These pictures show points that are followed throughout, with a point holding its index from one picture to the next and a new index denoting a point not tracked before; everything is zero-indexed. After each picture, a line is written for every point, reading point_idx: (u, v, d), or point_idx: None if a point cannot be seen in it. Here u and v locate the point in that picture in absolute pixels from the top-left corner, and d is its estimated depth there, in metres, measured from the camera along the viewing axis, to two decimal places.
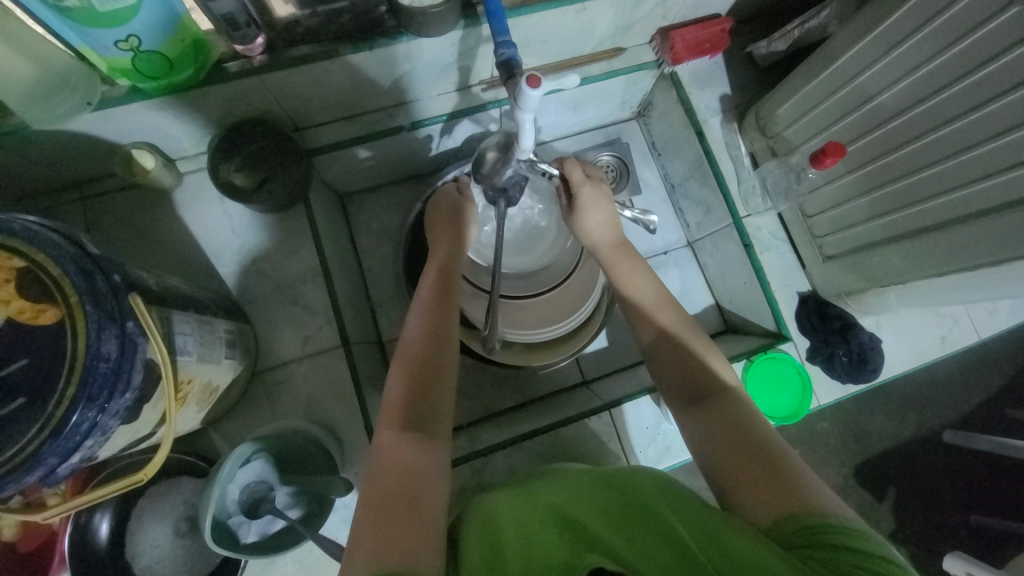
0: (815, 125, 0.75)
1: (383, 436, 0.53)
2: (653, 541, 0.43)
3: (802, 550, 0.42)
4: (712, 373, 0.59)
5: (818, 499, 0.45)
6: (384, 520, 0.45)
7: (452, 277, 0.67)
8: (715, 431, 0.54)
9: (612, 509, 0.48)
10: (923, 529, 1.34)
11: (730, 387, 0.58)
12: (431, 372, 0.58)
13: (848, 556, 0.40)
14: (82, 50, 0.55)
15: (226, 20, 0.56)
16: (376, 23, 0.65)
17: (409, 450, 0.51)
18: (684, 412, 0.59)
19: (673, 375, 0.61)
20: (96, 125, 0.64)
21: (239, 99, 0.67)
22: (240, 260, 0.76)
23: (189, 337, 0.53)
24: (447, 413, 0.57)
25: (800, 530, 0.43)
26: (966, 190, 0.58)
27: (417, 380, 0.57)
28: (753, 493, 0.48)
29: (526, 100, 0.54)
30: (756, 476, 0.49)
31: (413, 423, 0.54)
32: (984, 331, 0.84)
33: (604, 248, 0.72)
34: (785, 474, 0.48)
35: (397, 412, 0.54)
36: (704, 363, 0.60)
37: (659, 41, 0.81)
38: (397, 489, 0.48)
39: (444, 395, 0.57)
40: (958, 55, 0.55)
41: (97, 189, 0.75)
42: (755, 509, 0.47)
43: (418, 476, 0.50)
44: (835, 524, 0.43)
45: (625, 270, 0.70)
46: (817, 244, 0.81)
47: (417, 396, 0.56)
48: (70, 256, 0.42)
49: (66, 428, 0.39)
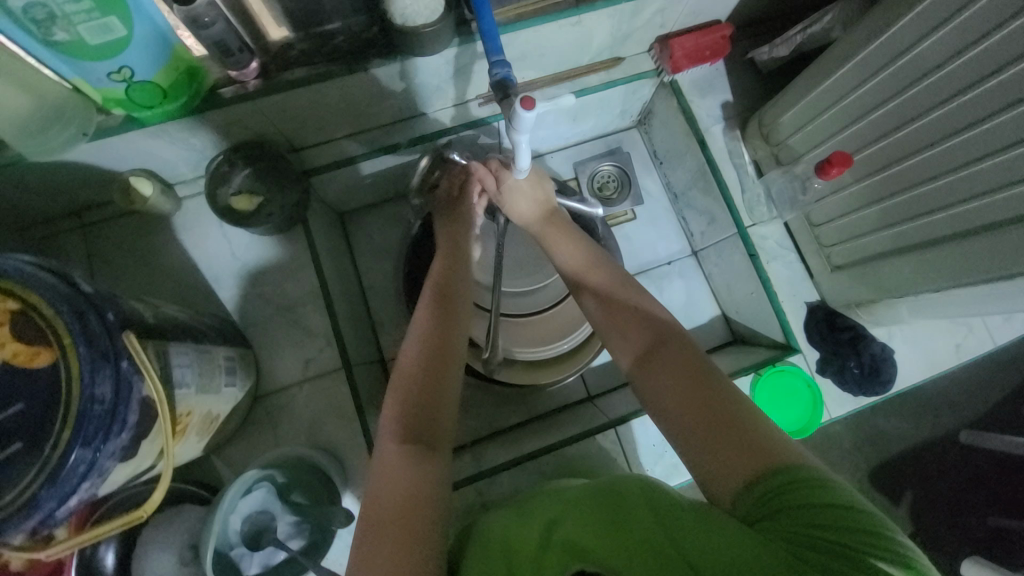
0: (820, 133, 0.73)
1: (383, 451, 0.51)
2: (640, 552, 0.45)
3: (767, 520, 0.42)
4: (662, 339, 0.57)
5: (779, 455, 0.45)
6: (388, 540, 0.45)
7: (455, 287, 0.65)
8: (671, 398, 0.52)
9: (600, 518, 0.49)
10: (941, 533, 1.31)
11: (688, 352, 0.55)
12: (435, 382, 0.56)
13: (811, 515, 0.41)
14: (76, 82, 0.55)
15: (218, 47, 0.55)
16: (369, 43, 0.65)
17: (410, 466, 0.50)
18: (639, 374, 0.56)
19: (626, 338, 0.59)
20: (93, 154, 0.64)
21: (235, 123, 0.67)
22: (241, 284, 0.76)
23: (187, 369, 0.53)
24: (451, 426, 0.55)
25: (765, 499, 0.44)
26: (979, 202, 0.56)
27: (420, 391, 0.55)
28: (723, 454, 0.47)
29: (521, 121, 0.53)
30: (723, 440, 0.48)
31: (415, 436, 0.52)
32: (999, 337, 0.81)
33: (535, 228, 0.72)
34: (750, 430, 0.47)
35: (398, 425, 0.53)
36: (651, 322, 0.59)
37: (658, 49, 0.80)
38: (400, 507, 0.47)
39: (449, 407, 0.56)
40: (969, 62, 0.53)
41: (96, 216, 0.75)
42: (720, 480, 0.47)
43: (421, 496, 0.48)
44: (796, 479, 0.43)
45: (557, 238, 0.70)
46: (825, 253, 0.79)
47: (419, 406, 0.54)
48: (62, 297, 0.41)
49: (63, 472, 0.39)
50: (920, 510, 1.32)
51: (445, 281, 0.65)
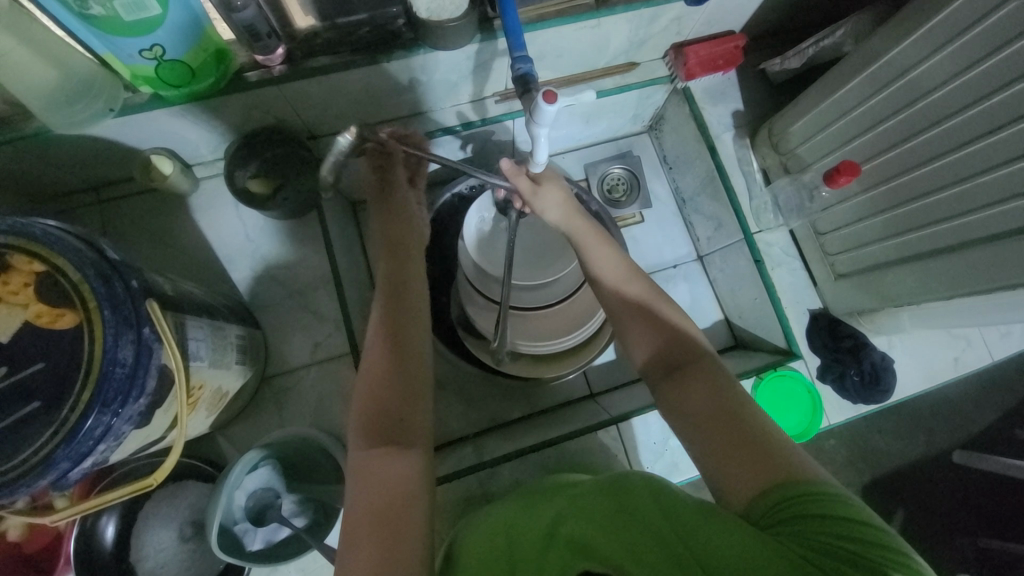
0: (828, 144, 0.75)
1: (357, 454, 0.51)
2: (644, 543, 0.44)
3: (781, 524, 0.43)
4: (685, 347, 0.60)
5: (794, 466, 0.47)
6: (367, 544, 0.46)
7: (409, 281, 0.62)
8: (691, 405, 0.55)
9: (605, 513, 0.49)
10: (933, 551, 1.32)
11: (707, 364, 0.58)
12: (398, 381, 0.55)
13: (826, 525, 0.42)
14: (106, 57, 0.56)
15: (248, 30, 0.57)
16: (394, 35, 0.66)
17: (383, 467, 0.50)
18: (660, 380, 0.59)
19: (646, 342, 0.61)
20: (117, 131, 0.65)
21: (258, 107, 0.69)
22: (253, 266, 0.77)
23: (201, 342, 0.53)
24: (422, 419, 0.55)
25: (777, 505, 0.45)
26: (983, 214, 0.58)
27: (383, 389, 0.54)
28: (735, 468, 0.49)
29: (542, 115, 0.54)
30: (736, 452, 0.50)
31: (383, 438, 0.52)
32: (997, 353, 0.83)
33: (572, 232, 0.68)
34: (760, 443, 0.49)
35: (361, 426, 0.52)
36: (673, 327, 0.61)
37: (673, 56, 0.82)
38: (377, 512, 0.47)
39: (415, 405, 0.55)
40: (977, 77, 0.54)
41: (114, 192, 0.77)
42: (734, 484, 0.49)
43: (395, 494, 0.49)
44: (812, 490, 0.44)
45: (593, 243, 0.67)
46: (830, 261, 0.81)
47: (381, 406, 0.54)
48: (88, 262, 0.42)
49: (81, 432, 0.40)
50: (912, 525, 1.32)
51: (394, 277, 0.63)
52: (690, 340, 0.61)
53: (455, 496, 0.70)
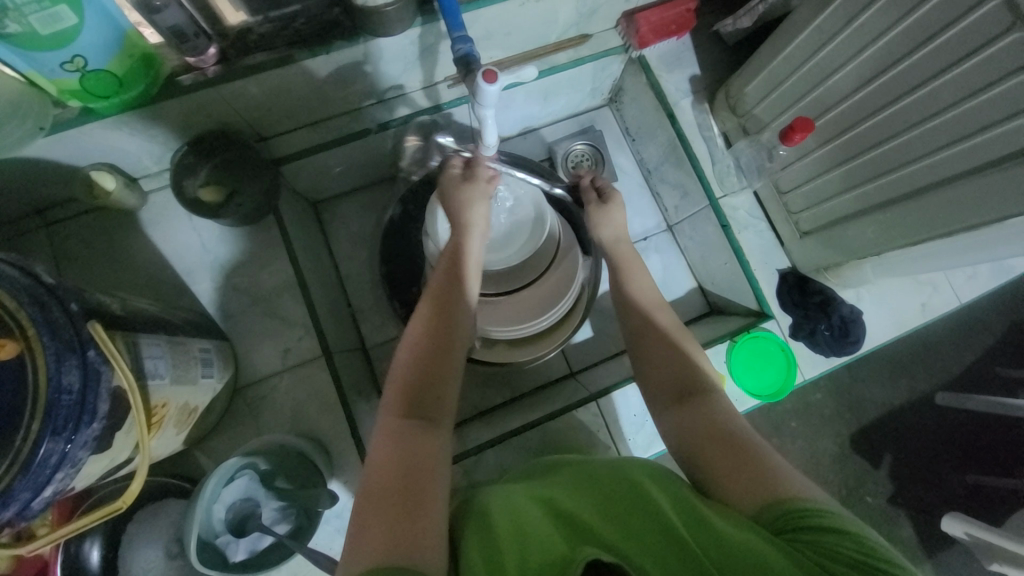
0: (783, 101, 0.75)
1: (386, 422, 0.52)
2: (651, 537, 0.43)
3: (790, 535, 0.43)
4: (696, 366, 0.61)
5: (796, 485, 0.47)
6: (381, 511, 0.44)
7: (463, 262, 0.66)
8: (696, 419, 0.55)
9: (608, 507, 0.47)
10: (922, 491, 1.36)
11: (716, 390, 0.58)
12: (440, 355, 0.58)
13: (833, 537, 0.42)
14: (28, 75, 0.54)
15: (173, 33, 0.54)
16: (331, 25, 0.64)
17: (414, 437, 0.51)
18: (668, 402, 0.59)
19: (663, 364, 0.62)
20: (52, 150, 0.63)
21: (197, 112, 0.66)
22: (214, 276, 0.75)
23: (160, 360, 0.52)
24: (453, 401, 0.57)
25: (782, 515, 0.44)
26: (934, 158, 0.58)
27: (427, 360, 0.58)
28: (739, 479, 0.49)
29: (484, 95, 0.54)
30: (741, 465, 0.50)
31: (418, 410, 0.54)
32: (964, 294, 0.85)
33: (614, 248, 0.75)
34: (763, 459, 0.50)
35: (399, 399, 0.54)
36: (691, 352, 0.63)
37: (625, 25, 0.80)
38: (400, 479, 0.47)
39: (449, 384, 0.57)
40: (918, 21, 0.54)
41: (60, 214, 0.74)
42: (739, 496, 0.48)
43: (421, 460, 0.49)
44: (816, 506, 0.44)
45: (635, 268, 0.73)
46: (794, 220, 0.81)
47: (421, 381, 0.56)
48: (23, 287, 0.41)
49: (35, 462, 0.39)
50: (900, 469, 1.36)
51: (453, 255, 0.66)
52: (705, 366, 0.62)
53: None
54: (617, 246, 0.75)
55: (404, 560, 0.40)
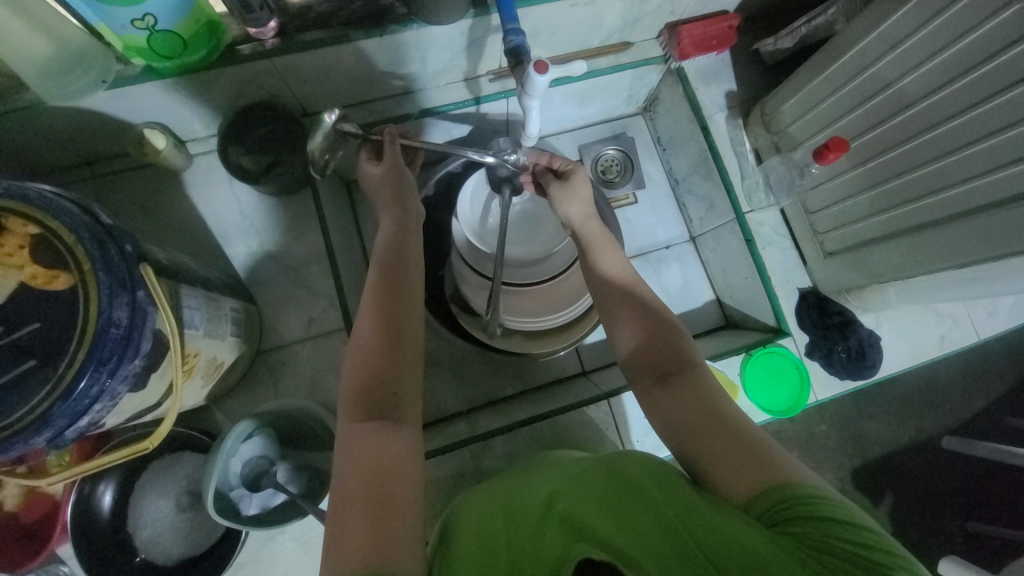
0: (817, 122, 0.76)
1: (346, 430, 0.50)
2: (653, 534, 0.43)
3: (781, 525, 0.43)
4: (678, 351, 0.59)
5: (786, 470, 0.47)
6: (357, 516, 0.45)
7: (402, 250, 0.63)
8: (680, 408, 0.54)
9: (607, 497, 0.48)
10: (921, 534, 1.34)
11: (700, 367, 0.57)
12: (392, 356, 0.55)
13: (826, 526, 0.42)
14: (98, 28, 0.57)
15: (240, 2, 0.56)
16: (387, 10, 0.66)
17: (377, 442, 0.49)
18: (650, 388, 0.58)
19: (646, 352, 0.60)
20: (111, 105, 0.66)
21: (250, 82, 0.68)
22: (247, 242, 0.77)
23: (196, 311, 0.54)
24: (411, 393, 0.54)
25: (775, 505, 0.44)
26: (965, 187, 0.59)
27: (376, 362, 0.54)
28: (729, 471, 0.48)
29: (534, 86, 0.56)
30: (731, 455, 0.49)
31: (375, 412, 0.51)
32: (983, 331, 0.84)
33: (585, 237, 0.70)
34: (756, 447, 0.49)
35: (352, 400, 0.52)
36: (670, 338, 0.60)
37: (666, 36, 0.82)
38: (368, 482, 0.47)
39: (407, 376, 0.55)
40: (961, 52, 0.55)
41: (109, 167, 0.77)
42: (730, 487, 0.48)
43: (387, 468, 0.48)
44: (806, 492, 0.44)
45: (602, 246, 0.68)
46: (819, 240, 0.82)
47: (373, 380, 0.53)
48: (83, 224, 0.43)
49: (76, 391, 0.41)
50: (899, 508, 1.35)
51: (394, 244, 0.63)
52: (687, 350, 0.59)
53: (448, 468, 0.70)
54: (587, 224, 0.71)
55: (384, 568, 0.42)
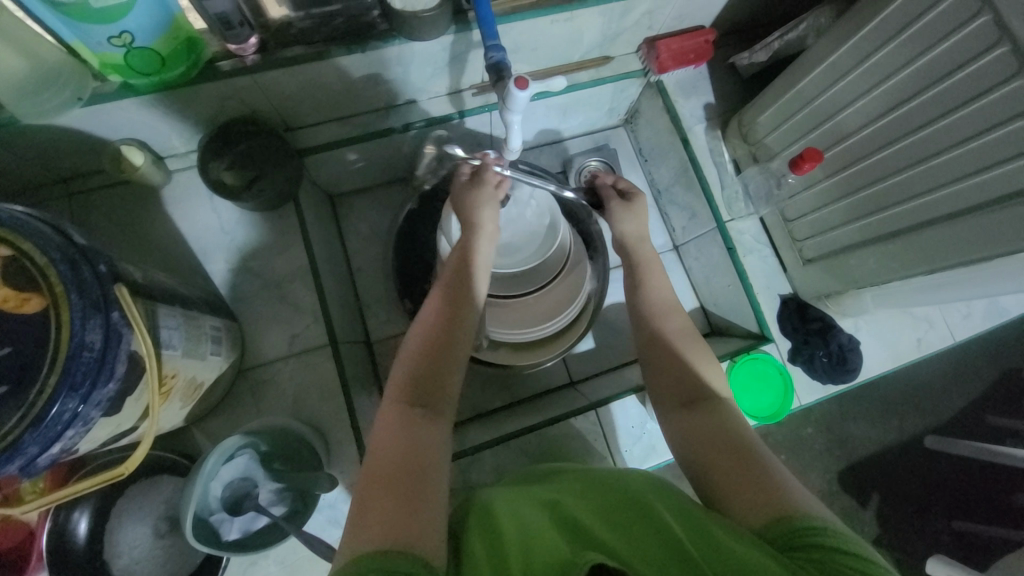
0: (792, 134, 0.78)
1: (388, 409, 0.53)
2: (654, 546, 0.42)
3: (795, 552, 0.42)
4: (701, 379, 0.61)
5: (800, 502, 0.47)
6: (377, 505, 0.44)
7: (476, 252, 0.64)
8: (701, 432, 0.55)
9: (608, 511, 0.47)
10: (907, 534, 1.36)
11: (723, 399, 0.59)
12: (446, 351, 0.57)
13: (835, 556, 0.41)
14: (75, 46, 0.56)
15: (220, 20, 0.56)
16: (369, 26, 0.66)
17: (415, 430, 0.51)
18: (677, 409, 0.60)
19: (671, 374, 0.62)
20: (87, 121, 0.64)
21: (230, 97, 0.68)
22: (228, 258, 0.76)
23: (174, 331, 0.53)
24: (455, 394, 0.57)
25: (787, 533, 0.44)
26: (936, 194, 0.61)
27: (432, 354, 0.57)
28: (741, 497, 0.49)
29: (514, 101, 0.56)
30: (742, 482, 0.50)
31: (420, 401, 0.54)
32: (958, 333, 0.87)
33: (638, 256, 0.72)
34: (768, 476, 0.49)
35: (403, 387, 0.54)
36: (701, 366, 0.62)
37: (646, 50, 0.83)
38: (396, 466, 0.48)
39: (453, 373, 0.57)
40: (928, 65, 0.58)
41: (85, 185, 0.75)
42: (744, 512, 0.48)
43: (421, 457, 0.49)
44: (818, 523, 0.44)
45: (654, 272, 0.71)
46: (798, 247, 0.84)
47: (424, 372, 0.56)
48: (56, 246, 0.42)
49: (48, 417, 0.39)
50: (885, 509, 1.37)
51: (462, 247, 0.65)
52: (715, 382, 0.61)
53: None
54: (641, 245, 0.72)
55: (398, 554, 0.40)
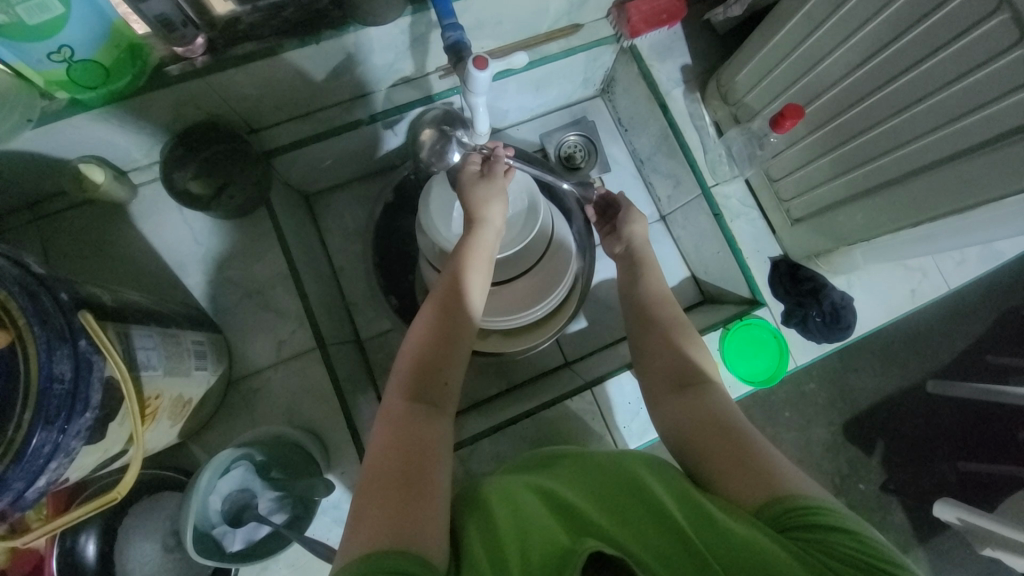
0: (772, 90, 0.76)
1: (391, 404, 0.53)
2: (653, 530, 0.41)
3: (792, 532, 0.42)
4: (693, 365, 0.61)
5: (793, 482, 0.47)
6: (381, 503, 0.44)
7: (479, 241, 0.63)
8: (697, 419, 0.55)
9: (605, 495, 0.46)
10: (913, 479, 1.38)
11: (714, 384, 0.59)
12: (448, 343, 0.57)
13: (831, 536, 0.42)
14: (15, 66, 0.53)
15: (160, 22, 0.53)
16: (321, 15, 0.63)
17: (419, 427, 0.51)
18: (670, 396, 0.59)
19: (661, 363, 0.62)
20: (41, 142, 0.62)
21: (186, 104, 0.65)
22: (206, 270, 0.75)
23: (152, 351, 0.52)
24: (457, 389, 0.56)
25: (784, 512, 0.44)
26: (921, 143, 0.59)
27: (433, 347, 0.56)
28: (738, 479, 0.48)
29: (475, 82, 0.54)
30: (737, 463, 0.49)
31: (422, 396, 0.53)
32: (952, 280, 0.86)
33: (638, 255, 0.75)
34: (761, 457, 0.50)
35: (407, 382, 0.54)
36: (691, 353, 0.63)
37: (615, 14, 0.80)
38: (399, 462, 0.47)
39: (455, 368, 0.57)
40: (905, 6, 0.55)
41: (50, 207, 0.73)
42: (740, 493, 0.48)
43: (425, 451, 0.49)
44: (812, 502, 0.44)
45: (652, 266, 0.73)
46: (785, 207, 0.82)
47: (427, 368, 0.55)
48: (13, 278, 0.41)
49: (27, 452, 0.38)
50: (891, 456, 1.38)
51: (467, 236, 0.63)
52: (707, 367, 0.62)
53: None
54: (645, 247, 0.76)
55: (402, 551, 0.40)
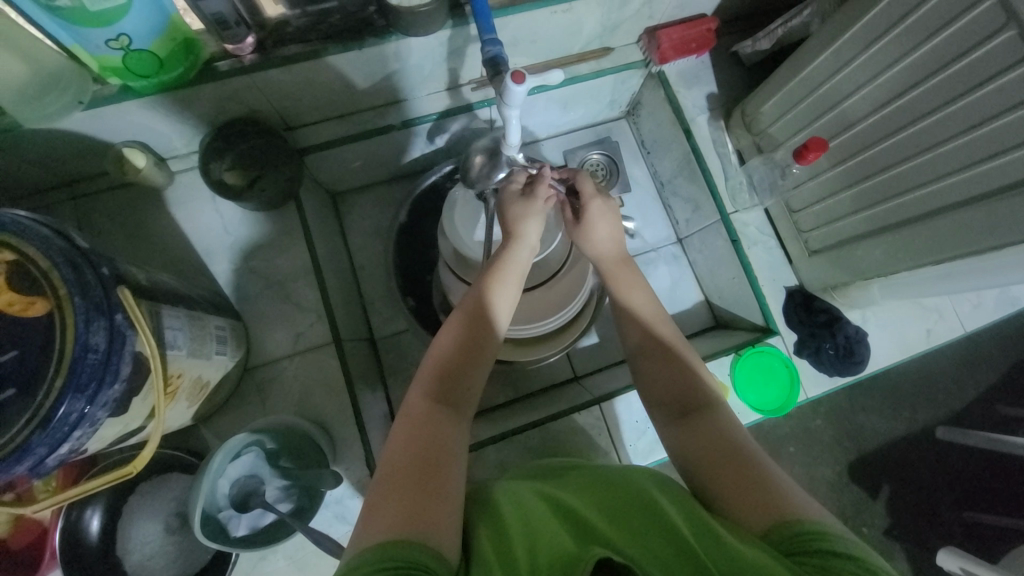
0: (797, 123, 0.77)
1: (414, 402, 0.54)
2: (659, 543, 0.41)
3: (798, 558, 0.42)
4: (704, 386, 0.61)
5: (799, 506, 0.47)
6: (397, 497, 0.44)
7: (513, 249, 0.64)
8: (704, 441, 0.54)
9: (613, 508, 0.47)
10: (918, 526, 1.35)
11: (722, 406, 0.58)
12: (474, 347, 0.57)
13: (839, 561, 0.41)
14: (73, 49, 0.56)
15: (216, 19, 0.56)
16: (366, 23, 0.66)
17: (440, 427, 0.51)
18: (675, 418, 0.59)
19: (669, 384, 0.61)
20: (90, 125, 0.65)
21: (230, 98, 0.68)
22: (231, 259, 0.77)
23: (179, 332, 0.53)
24: (478, 393, 0.57)
25: (792, 537, 0.44)
26: (944, 182, 0.60)
27: (459, 349, 0.57)
28: (746, 502, 0.48)
29: (511, 95, 0.56)
30: (746, 487, 0.49)
31: (445, 396, 0.54)
32: (969, 323, 0.86)
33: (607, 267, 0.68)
34: (769, 480, 0.49)
35: (432, 382, 0.55)
36: (700, 372, 0.62)
37: (646, 40, 0.82)
38: (418, 458, 0.48)
39: (479, 372, 0.57)
40: (933, 50, 0.56)
41: (90, 187, 0.76)
42: (748, 518, 0.47)
43: (442, 451, 0.49)
44: (820, 527, 0.44)
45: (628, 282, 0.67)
46: (803, 238, 0.83)
47: (451, 369, 0.56)
48: (59, 249, 0.42)
49: (55, 418, 0.40)
50: (897, 501, 1.35)
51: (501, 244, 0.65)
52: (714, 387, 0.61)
53: None
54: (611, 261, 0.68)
55: (416, 543, 0.40)
